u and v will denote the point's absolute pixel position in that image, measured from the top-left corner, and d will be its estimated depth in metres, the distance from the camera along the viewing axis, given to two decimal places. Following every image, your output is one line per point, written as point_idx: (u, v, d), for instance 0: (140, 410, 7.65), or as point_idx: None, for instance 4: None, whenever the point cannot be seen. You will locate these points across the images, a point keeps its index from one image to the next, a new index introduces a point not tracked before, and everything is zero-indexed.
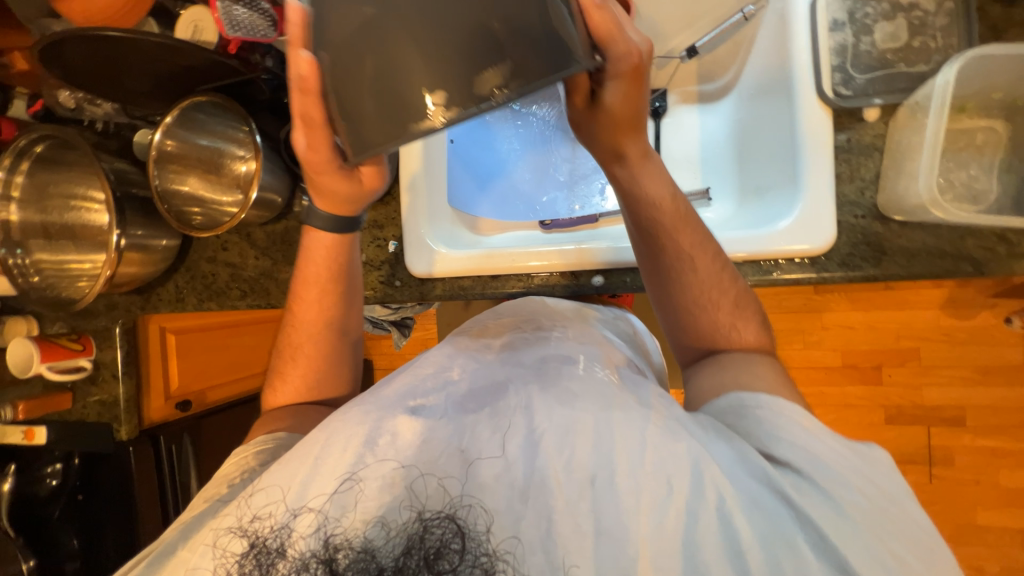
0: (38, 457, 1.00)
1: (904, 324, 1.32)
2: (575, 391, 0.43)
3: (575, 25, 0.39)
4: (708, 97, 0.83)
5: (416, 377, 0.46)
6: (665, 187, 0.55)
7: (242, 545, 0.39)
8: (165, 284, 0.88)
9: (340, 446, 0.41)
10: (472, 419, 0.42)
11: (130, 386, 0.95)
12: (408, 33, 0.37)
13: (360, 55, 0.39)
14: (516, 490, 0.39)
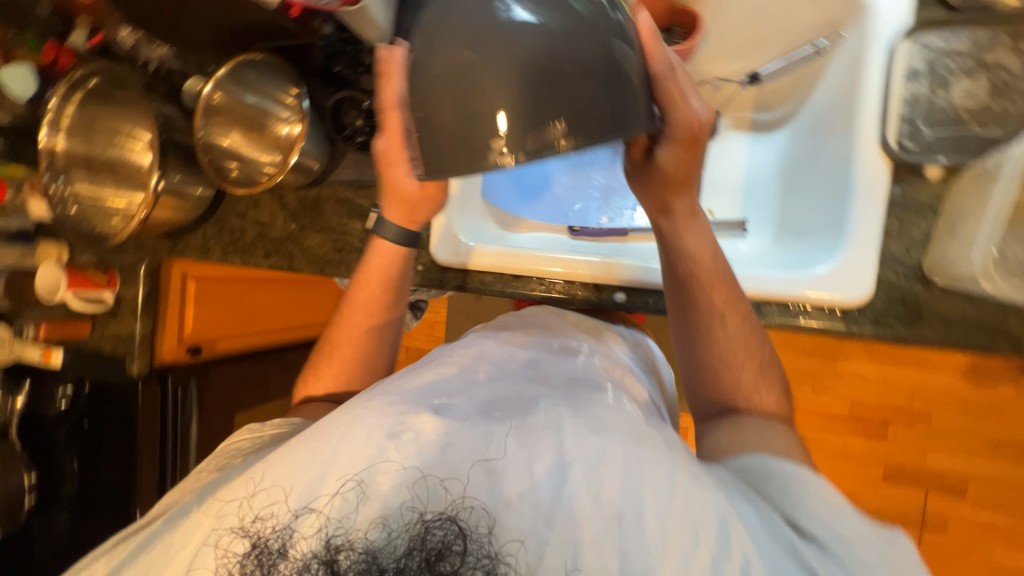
0: (52, 377, 1.03)
1: (920, 385, 1.28)
2: (605, 420, 0.43)
3: (641, 93, 0.45)
4: (762, 126, 0.80)
5: (441, 378, 0.49)
6: (706, 243, 0.57)
7: (244, 545, 0.40)
8: (194, 232, 0.90)
9: (362, 439, 0.42)
10: (498, 431, 0.43)
11: (147, 325, 0.99)
12: (497, 77, 0.41)
13: (447, 86, 0.43)
14: (540, 512, 0.39)
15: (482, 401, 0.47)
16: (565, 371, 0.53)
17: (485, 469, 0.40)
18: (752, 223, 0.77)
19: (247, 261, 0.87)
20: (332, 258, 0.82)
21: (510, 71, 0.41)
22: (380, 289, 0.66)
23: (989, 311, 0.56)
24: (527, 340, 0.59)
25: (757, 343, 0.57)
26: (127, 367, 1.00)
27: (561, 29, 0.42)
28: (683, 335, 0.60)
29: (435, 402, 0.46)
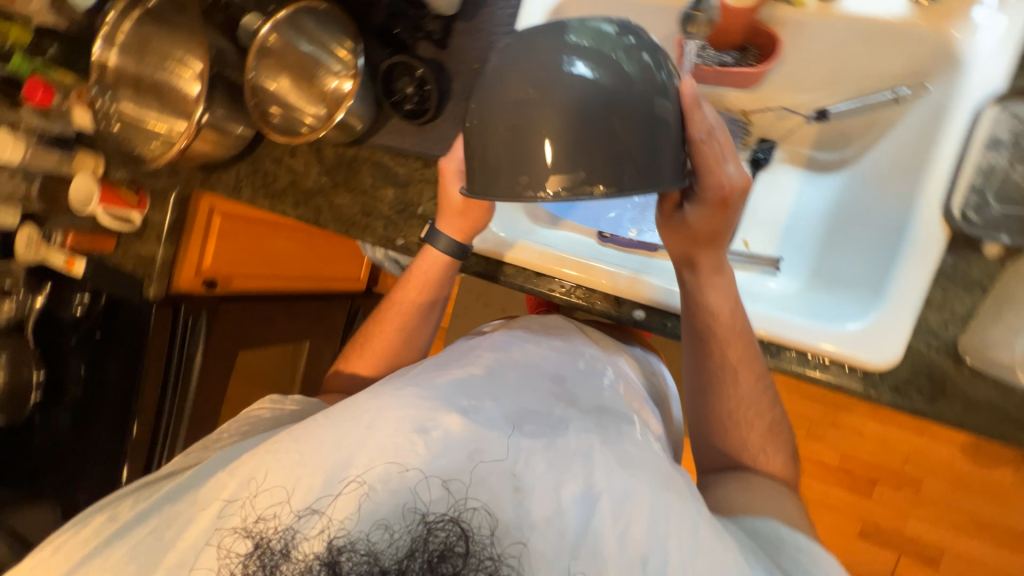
0: (73, 284, 1.07)
1: (917, 451, 1.26)
2: (633, 458, 0.46)
3: (674, 153, 0.49)
4: (817, 166, 0.77)
5: (468, 380, 0.51)
6: (728, 303, 0.60)
7: (247, 544, 0.43)
8: (228, 170, 0.90)
9: (388, 433, 0.44)
10: (527, 449, 0.45)
11: (169, 252, 1.01)
12: (552, 119, 0.45)
13: (503, 119, 0.47)
14: (565, 541, 0.41)
15: (509, 410, 0.49)
16: (589, 391, 0.56)
17: (515, 488, 0.43)
18: (786, 263, 0.76)
19: (275, 208, 0.87)
20: (359, 220, 0.81)
21: (564, 120, 0.45)
22: (420, 299, 0.74)
23: (1017, 404, 0.54)
24: (547, 348, 0.60)
25: (766, 402, 0.60)
26: (144, 290, 1.03)
27: (614, 90, 0.45)
28: (702, 382, 0.62)
29: (466, 403, 0.48)
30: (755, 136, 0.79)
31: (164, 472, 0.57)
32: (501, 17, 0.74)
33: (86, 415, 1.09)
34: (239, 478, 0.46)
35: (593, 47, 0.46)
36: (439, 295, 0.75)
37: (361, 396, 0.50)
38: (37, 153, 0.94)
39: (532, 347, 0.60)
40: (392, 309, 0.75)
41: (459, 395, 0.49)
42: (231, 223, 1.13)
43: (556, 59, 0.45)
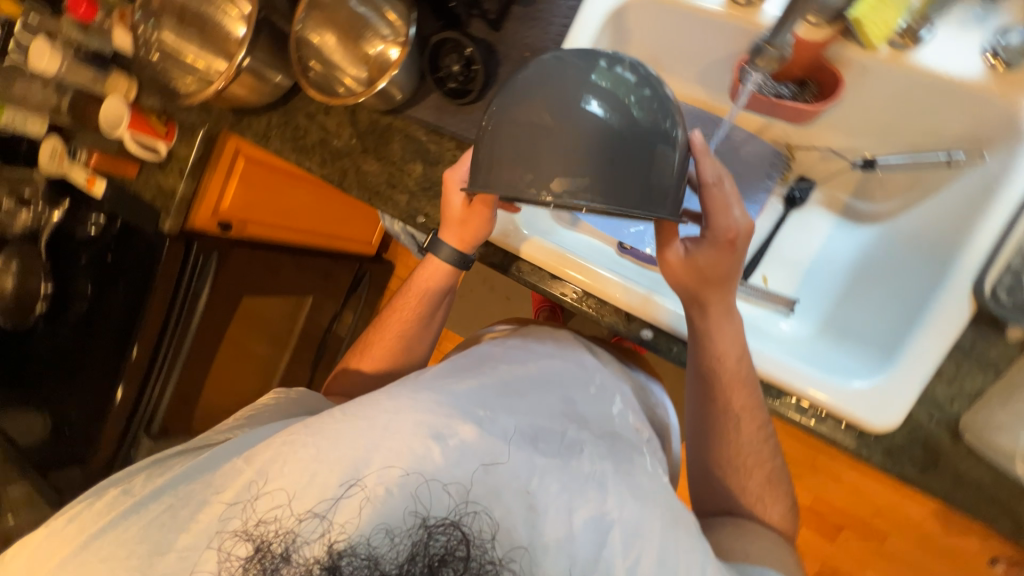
0: (91, 203, 1.08)
1: (889, 506, 1.27)
2: (642, 487, 0.54)
3: (674, 182, 0.52)
4: (852, 214, 0.76)
5: (484, 395, 0.59)
6: (736, 348, 0.61)
7: (247, 548, 0.48)
8: (260, 117, 0.89)
9: (404, 442, 0.52)
10: (544, 472, 0.53)
11: (189, 189, 1.01)
12: (563, 135, 0.48)
13: (517, 127, 0.49)
14: (574, 558, 0.49)
15: (523, 425, 0.57)
16: (600, 416, 0.64)
17: (530, 506, 0.51)
18: (800, 306, 0.76)
19: (301, 163, 0.87)
20: (384, 190, 0.81)
21: (570, 146, 0.48)
22: (422, 308, 0.76)
23: (1005, 489, 0.54)
24: (551, 369, 0.67)
25: (765, 451, 0.63)
26: (161, 221, 1.04)
27: (622, 127, 0.48)
28: (705, 424, 0.64)
29: (480, 412, 0.56)
30: (795, 174, 0.78)
31: (170, 453, 0.61)
32: (562, 7, 0.71)
33: (84, 335, 1.11)
34: (241, 483, 0.52)
35: (609, 88, 0.49)
36: (440, 304, 0.77)
37: (373, 401, 0.56)
38: (72, 68, 0.92)
39: (537, 367, 0.67)
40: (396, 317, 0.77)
41: (476, 406, 0.57)
42: (253, 168, 1.12)
43: (573, 92, 0.48)
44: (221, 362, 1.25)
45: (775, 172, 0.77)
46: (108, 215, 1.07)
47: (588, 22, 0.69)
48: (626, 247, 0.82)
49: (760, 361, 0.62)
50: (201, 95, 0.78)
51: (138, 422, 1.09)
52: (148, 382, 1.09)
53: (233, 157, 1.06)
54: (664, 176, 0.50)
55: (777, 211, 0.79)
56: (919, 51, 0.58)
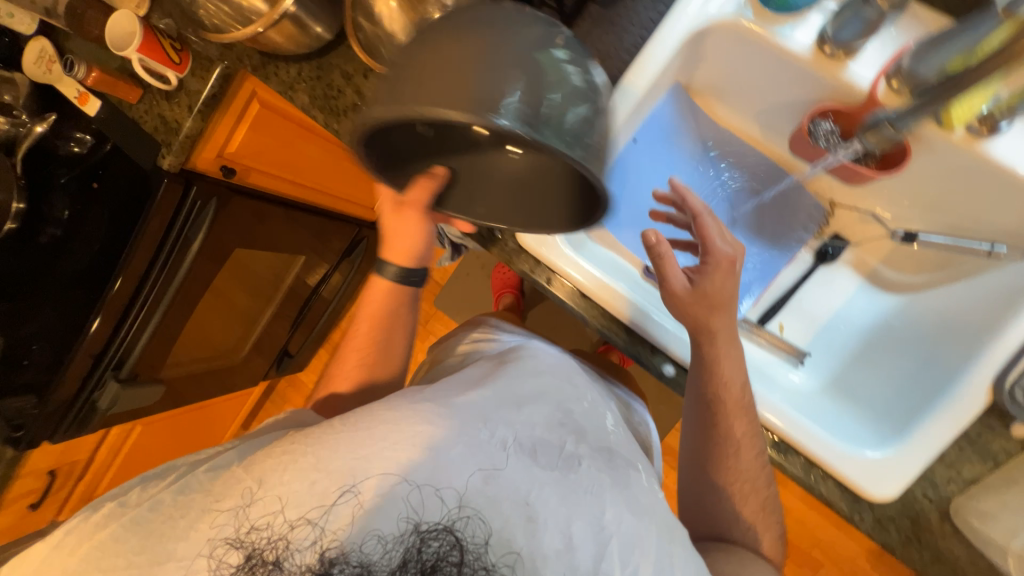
0: (78, 120, 0.98)
1: (828, 540, 1.37)
2: (638, 500, 0.56)
3: (603, 142, 0.46)
4: (877, 280, 0.78)
5: (482, 404, 0.58)
6: (737, 375, 0.62)
7: (238, 557, 0.47)
8: (289, 65, 0.82)
9: (405, 442, 0.52)
10: (542, 483, 0.53)
11: (197, 126, 0.91)
12: (476, 66, 0.42)
13: (429, 58, 0.44)
14: (569, 568, 0.49)
15: (523, 437, 0.57)
16: (596, 430, 0.64)
17: (529, 517, 0.50)
18: (811, 359, 0.77)
19: (331, 125, 0.81)
20: None
21: (473, 90, 0.41)
22: (377, 329, 0.74)
23: (980, 570, 0.58)
24: (553, 388, 0.67)
25: (764, 481, 0.63)
26: (160, 157, 0.94)
27: (543, 74, 0.43)
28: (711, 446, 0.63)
29: (481, 420, 0.56)
30: (830, 230, 0.79)
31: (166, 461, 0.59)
32: (640, 18, 0.68)
33: (45, 262, 1.00)
34: (239, 492, 0.50)
35: (540, 59, 0.44)
36: (398, 320, 0.76)
37: (373, 414, 0.55)
38: None
39: (535, 381, 0.66)
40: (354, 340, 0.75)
41: (473, 414, 0.57)
42: (265, 114, 1.05)
43: (496, 39, 0.44)
44: (201, 312, 1.18)
45: (810, 227, 0.79)
46: (93, 134, 0.98)
47: (666, 43, 0.65)
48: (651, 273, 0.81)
49: (767, 407, 0.63)
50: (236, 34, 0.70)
51: (105, 363, 1.04)
52: (122, 323, 1.02)
53: (248, 99, 0.99)
54: (583, 150, 0.43)
55: (806, 264, 0.80)
56: (992, 141, 0.57)
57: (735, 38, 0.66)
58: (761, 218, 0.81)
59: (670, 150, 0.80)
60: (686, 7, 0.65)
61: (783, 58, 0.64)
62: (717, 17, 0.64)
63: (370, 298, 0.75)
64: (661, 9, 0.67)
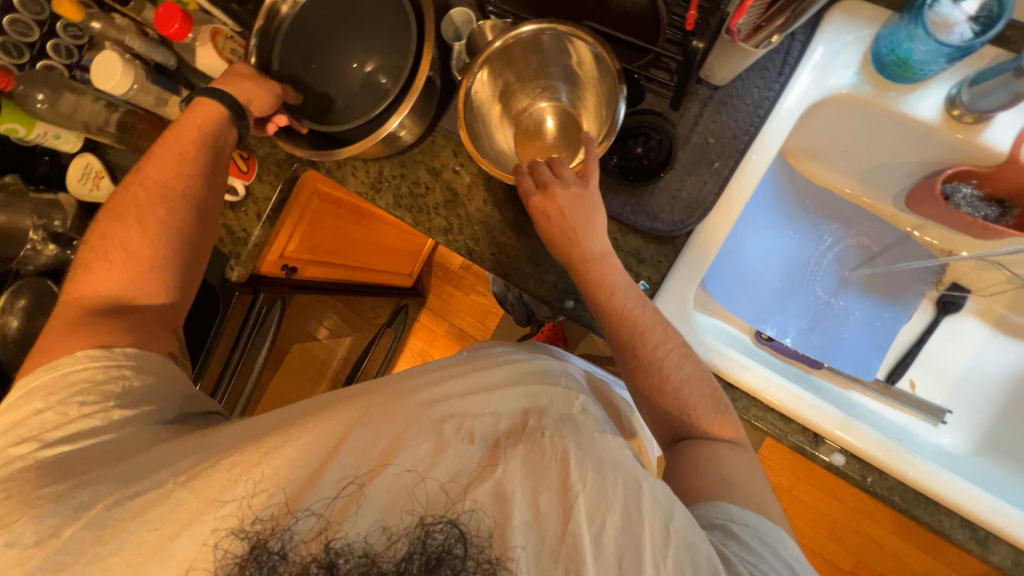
0: None
1: None
2: (605, 459, 0.45)
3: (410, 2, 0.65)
4: (1009, 327, 0.75)
5: (449, 390, 0.52)
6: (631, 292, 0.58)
7: (243, 546, 0.42)
8: (367, 165, 0.80)
9: (383, 428, 0.48)
10: (508, 456, 0.45)
11: (267, 232, 0.87)
12: (363, 46, 0.73)
13: (354, 85, 0.74)
14: (550, 546, 0.41)
15: (495, 423, 0.49)
16: (562, 399, 0.54)
17: (498, 493, 0.43)
18: (952, 416, 0.74)
19: (420, 223, 0.78)
20: (524, 268, 0.73)
21: None
22: (197, 149, 0.65)
23: None
24: (529, 364, 0.59)
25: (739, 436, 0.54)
26: (226, 270, 0.89)
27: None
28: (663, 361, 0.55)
29: (443, 414, 0.49)
30: (948, 280, 0.78)
31: (55, 443, 0.50)
32: (752, 97, 0.65)
33: None
34: (188, 517, 0.43)
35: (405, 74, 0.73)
36: (209, 175, 0.67)
37: (338, 412, 0.50)
38: (146, 87, 0.78)
39: (508, 363, 0.58)
40: (146, 195, 0.63)
41: (432, 406, 0.50)
42: (324, 205, 1.00)
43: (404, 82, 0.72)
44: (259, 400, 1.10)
45: (927, 280, 0.78)
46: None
47: (780, 123, 0.65)
48: (764, 339, 0.75)
49: (924, 474, 0.60)
50: (348, 148, 0.67)
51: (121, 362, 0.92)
52: None
53: (309, 195, 0.93)
54: None
55: (928, 316, 0.79)
56: None
57: (849, 107, 0.65)
58: (875, 277, 0.80)
59: (774, 215, 0.79)
60: (799, 86, 0.64)
61: (905, 125, 0.63)
62: (835, 91, 0.64)
63: (168, 142, 0.65)
64: (776, 87, 0.65)
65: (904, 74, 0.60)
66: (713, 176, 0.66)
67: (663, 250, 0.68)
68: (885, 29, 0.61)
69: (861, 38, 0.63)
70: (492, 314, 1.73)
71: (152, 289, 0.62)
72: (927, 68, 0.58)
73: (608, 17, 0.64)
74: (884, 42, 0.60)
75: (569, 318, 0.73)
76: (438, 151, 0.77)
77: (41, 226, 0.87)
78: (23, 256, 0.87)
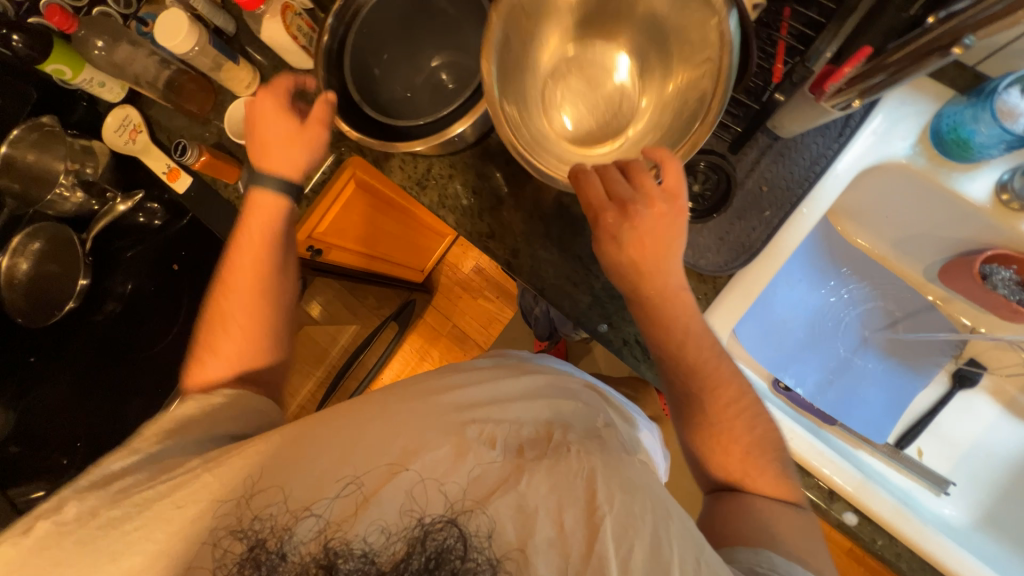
0: (151, 189, 0.90)
1: None
2: (635, 484, 0.44)
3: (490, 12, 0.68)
4: (1018, 409, 0.78)
5: (468, 393, 0.52)
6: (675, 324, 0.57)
7: (241, 547, 0.41)
8: (417, 159, 0.80)
9: (401, 430, 0.47)
10: (531, 468, 0.44)
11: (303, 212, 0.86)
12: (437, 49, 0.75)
13: (423, 89, 0.76)
14: (567, 561, 0.40)
15: (516, 432, 0.48)
16: (583, 419, 0.54)
17: (519, 506, 0.42)
18: (955, 488, 0.75)
19: (461, 226, 0.79)
20: (563, 285, 0.74)
21: None
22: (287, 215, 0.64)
23: None
24: (549, 375, 0.58)
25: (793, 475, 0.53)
26: None
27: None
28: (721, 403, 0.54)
29: (466, 418, 0.48)
30: (965, 354, 0.80)
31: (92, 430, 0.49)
32: (810, 152, 0.67)
33: (84, 338, 0.93)
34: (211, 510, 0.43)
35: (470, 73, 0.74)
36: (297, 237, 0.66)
37: (354, 413, 0.49)
38: (206, 50, 0.77)
39: (529, 372, 0.57)
40: (247, 273, 0.61)
41: (455, 412, 0.49)
42: (359, 191, 0.98)
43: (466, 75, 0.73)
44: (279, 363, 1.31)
45: (947, 352, 0.79)
46: (165, 206, 0.90)
47: (833, 182, 0.67)
48: (782, 387, 0.76)
49: (926, 539, 0.62)
50: (410, 144, 0.67)
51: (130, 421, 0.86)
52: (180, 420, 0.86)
53: (348, 180, 0.92)
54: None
55: (942, 387, 0.81)
56: None
57: (902, 176, 0.67)
58: (895, 342, 0.81)
59: (808, 268, 0.80)
60: (855, 150, 0.66)
61: (954, 202, 0.65)
62: (890, 158, 0.65)
63: (241, 252, 0.62)
64: (835, 146, 0.66)
65: (961, 153, 0.62)
66: (762, 225, 0.67)
67: (703, 289, 0.69)
68: (948, 107, 0.63)
69: (923, 112, 0.65)
70: (497, 321, 1.73)
71: (265, 357, 0.61)
72: (985, 151, 0.60)
73: None
74: (946, 120, 0.62)
75: (599, 342, 0.73)
76: (492, 157, 0.77)
77: (72, 171, 0.83)
78: (48, 200, 0.85)
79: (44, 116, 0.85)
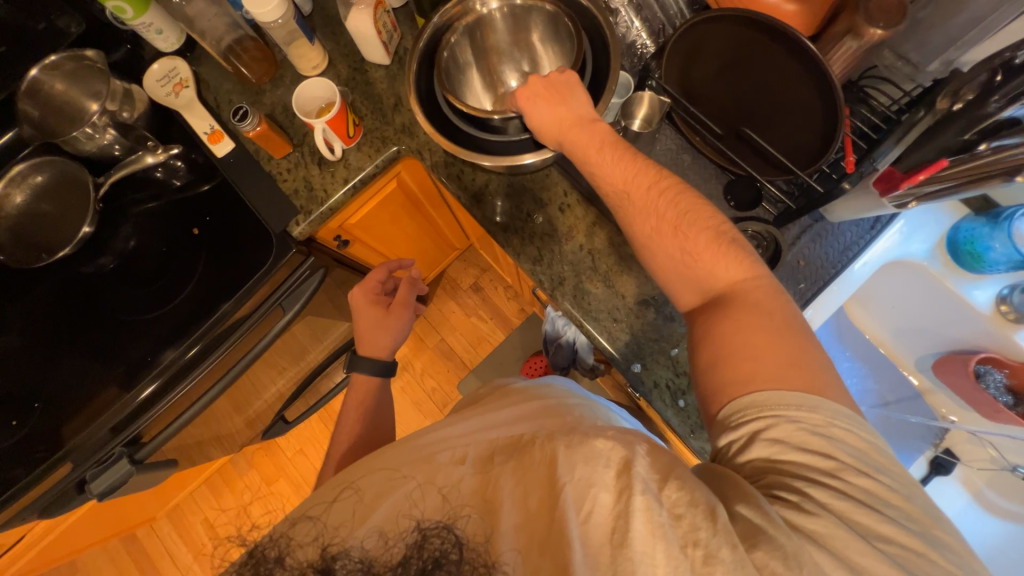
0: (184, 147, 0.85)
1: None
2: (599, 449, 0.41)
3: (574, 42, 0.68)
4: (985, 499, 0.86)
5: (447, 423, 0.53)
6: None
7: (242, 554, 0.42)
8: (477, 172, 0.81)
9: (392, 458, 0.49)
10: (501, 471, 0.44)
11: (347, 199, 0.84)
12: None
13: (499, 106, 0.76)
14: (540, 536, 0.38)
15: (496, 440, 0.49)
16: (566, 415, 0.51)
17: (487, 505, 0.41)
18: None
19: (509, 245, 0.79)
20: (604, 319, 0.75)
21: None
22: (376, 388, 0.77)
23: None
24: (532, 387, 0.58)
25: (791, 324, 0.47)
26: (290, 224, 0.82)
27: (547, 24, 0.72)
28: (737, 306, 0.49)
29: (441, 442, 0.50)
30: (942, 444, 0.87)
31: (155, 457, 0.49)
32: (844, 239, 0.72)
33: (66, 289, 0.84)
34: None
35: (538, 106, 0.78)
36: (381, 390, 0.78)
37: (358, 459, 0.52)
38: (288, 25, 0.76)
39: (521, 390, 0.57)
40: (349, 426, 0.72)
41: (431, 438, 0.51)
42: (399, 190, 0.98)
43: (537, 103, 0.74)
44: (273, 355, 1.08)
45: (928, 439, 0.87)
46: (189, 165, 0.86)
47: (860, 269, 0.72)
48: None
49: None
50: (489, 158, 0.67)
51: (119, 439, 0.76)
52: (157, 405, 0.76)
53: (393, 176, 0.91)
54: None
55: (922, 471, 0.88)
56: None
57: (916, 274, 0.75)
58: (889, 423, 0.88)
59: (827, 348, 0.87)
60: (884, 243, 0.72)
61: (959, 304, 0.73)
62: (910, 257, 0.73)
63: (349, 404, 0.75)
64: (866, 237, 0.72)
65: (972, 263, 0.71)
66: (797, 296, 0.71)
67: None
68: (964, 222, 0.72)
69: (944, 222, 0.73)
70: (486, 341, 1.70)
71: None
72: (992, 265, 0.70)
73: (758, 125, 0.70)
74: (962, 233, 0.71)
75: (629, 381, 0.74)
76: (550, 184, 0.80)
77: (107, 112, 0.78)
78: (70, 136, 0.79)
79: (88, 49, 0.81)
